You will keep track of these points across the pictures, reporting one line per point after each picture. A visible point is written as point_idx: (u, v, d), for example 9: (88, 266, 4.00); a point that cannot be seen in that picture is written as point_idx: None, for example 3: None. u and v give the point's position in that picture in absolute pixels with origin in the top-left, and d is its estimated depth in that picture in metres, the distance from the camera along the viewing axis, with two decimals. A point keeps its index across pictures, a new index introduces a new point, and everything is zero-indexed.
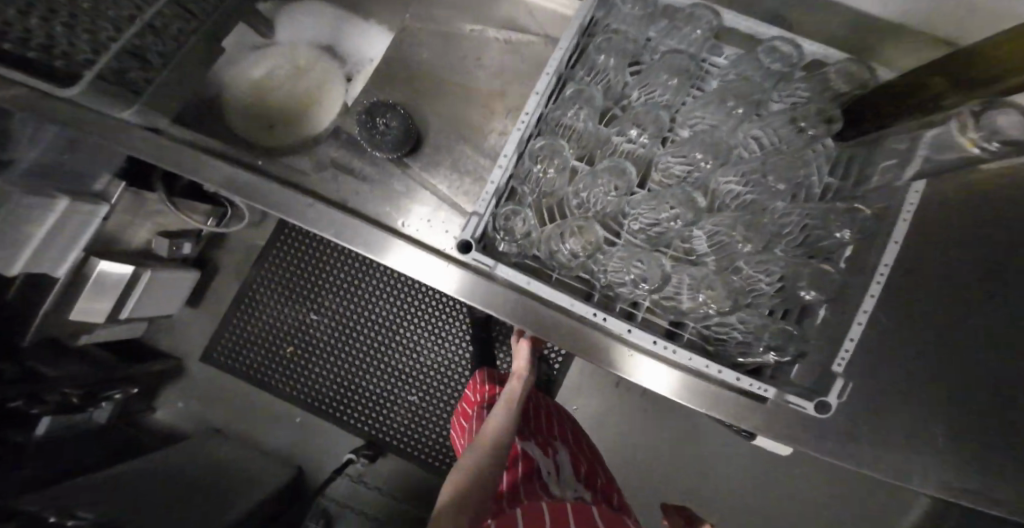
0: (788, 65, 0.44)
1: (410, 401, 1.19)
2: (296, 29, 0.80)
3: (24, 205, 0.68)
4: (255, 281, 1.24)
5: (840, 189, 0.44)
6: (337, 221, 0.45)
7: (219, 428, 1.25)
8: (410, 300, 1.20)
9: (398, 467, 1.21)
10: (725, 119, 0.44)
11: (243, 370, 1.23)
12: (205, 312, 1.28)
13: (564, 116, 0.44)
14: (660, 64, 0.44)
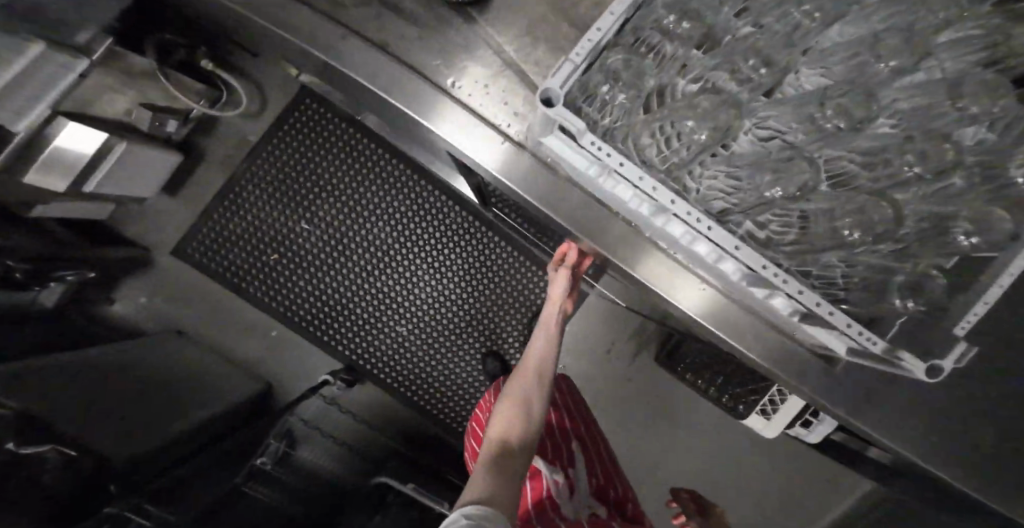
0: None
1: (397, 332, 1.15)
2: None
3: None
4: (245, 176, 1.12)
5: None
6: (391, 72, 0.41)
7: (186, 330, 1.16)
8: (413, 228, 1.13)
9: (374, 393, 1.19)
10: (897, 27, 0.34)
11: (217, 270, 1.13)
12: (182, 202, 1.15)
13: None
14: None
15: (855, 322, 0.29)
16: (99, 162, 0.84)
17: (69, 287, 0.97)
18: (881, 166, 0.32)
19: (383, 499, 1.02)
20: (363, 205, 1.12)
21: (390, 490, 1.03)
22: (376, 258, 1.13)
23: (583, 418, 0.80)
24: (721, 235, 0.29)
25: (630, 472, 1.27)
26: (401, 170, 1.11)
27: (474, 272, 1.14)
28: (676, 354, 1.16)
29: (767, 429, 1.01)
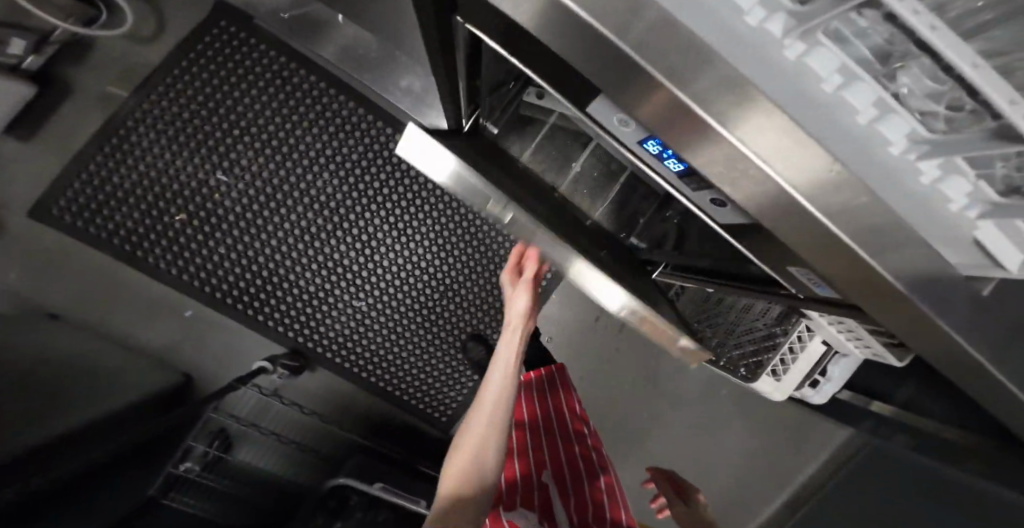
0: None
1: (354, 308, 0.96)
2: None
3: None
4: (135, 112, 0.85)
5: None
6: None
7: (60, 312, 0.90)
8: (370, 184, 0.93)
9: (326, 381, 1.00)
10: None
11: (106, 236, 0.87)
12: (47, 153, 0.85)
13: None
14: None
15: None
16: None
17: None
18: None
19: (340, 501, 0.84)
20: (303, 155, 0.90)
21: (352, 490, 0.84)
22: (320, 220, 0.92)
23: (572, 441, 0.72)
24: (951, 40, 0.16)
25: (609, 442, 1.20)
26: (352, 112, 0.91)
27: (445, 236, 0.98)
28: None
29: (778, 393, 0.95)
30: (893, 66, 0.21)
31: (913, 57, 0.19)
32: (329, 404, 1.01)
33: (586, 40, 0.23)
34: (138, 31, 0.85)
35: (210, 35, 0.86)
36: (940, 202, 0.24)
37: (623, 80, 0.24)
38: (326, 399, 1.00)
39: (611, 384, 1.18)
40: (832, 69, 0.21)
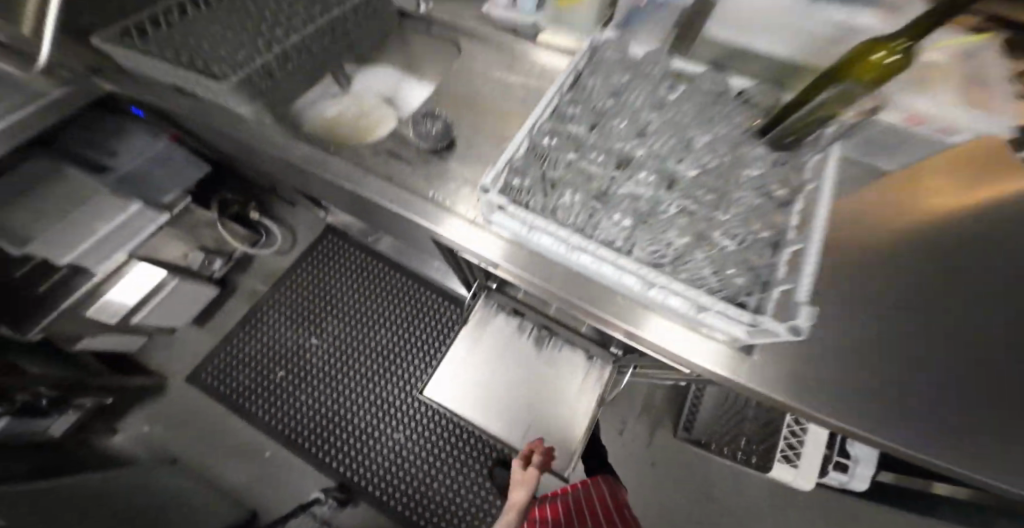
0: (775, 98, 0.55)
1: (396, 441, 1.12)
2: (367, 77, 0.93)
3: (111, 203, 0.86)
4: (268, 301, 1.28)
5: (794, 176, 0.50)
6: (397, 202, 0.61)
7: (179, 457, 1.16)
8: (414, 332, 1.23)
9: (369, 517, 1.08)
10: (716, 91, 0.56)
11: (230, 391, 1.19)
12: (207, 332, 1.28)
13: (586, 98, 0.58)
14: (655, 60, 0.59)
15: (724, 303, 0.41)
16: (152, 295, 1.08)
17: (76, 417, 1.04)
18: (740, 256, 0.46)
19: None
20: (368, 317, 1.25)
21: None
22: (375, 364, 1.20)
23: None
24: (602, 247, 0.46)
25: None
26: (402, 282, 1.29)
27: None
28: (695, 426, 1.14)
29: (803, 479, 0.99)
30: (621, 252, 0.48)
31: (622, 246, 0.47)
32: None
33: (507, 258, 0.57)
34: (279, 249, 1.38)
35: (320, 247, 1.36)
36: (681, 309, 0.46)
37: (525, 268, 0.55)
38: None
39: (658, 505, 1.14)
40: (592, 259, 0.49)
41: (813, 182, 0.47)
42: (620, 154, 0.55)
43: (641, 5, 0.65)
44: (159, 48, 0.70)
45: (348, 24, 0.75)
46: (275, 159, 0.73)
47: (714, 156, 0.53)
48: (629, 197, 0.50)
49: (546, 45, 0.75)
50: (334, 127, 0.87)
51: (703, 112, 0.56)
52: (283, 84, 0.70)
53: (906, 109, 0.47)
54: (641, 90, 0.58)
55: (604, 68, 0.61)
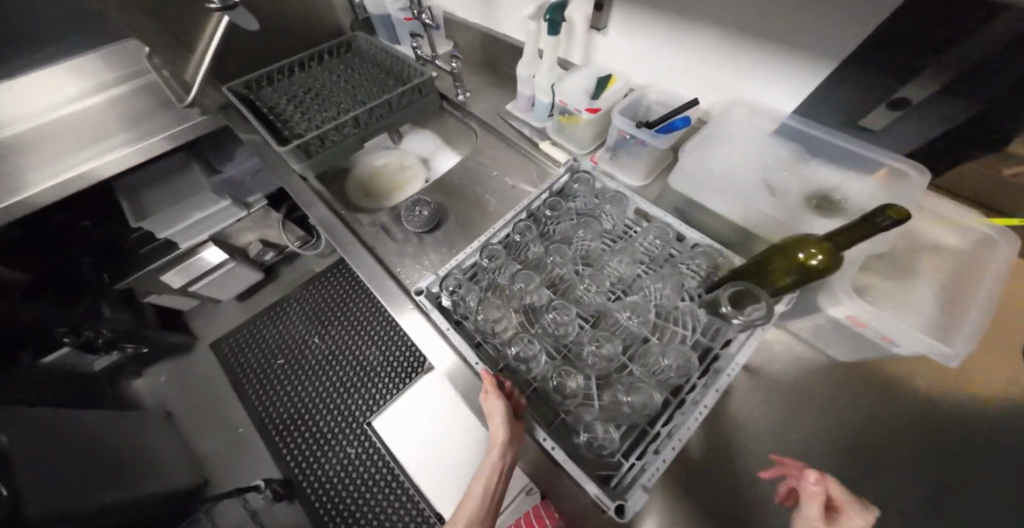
0: (716, 263, 0.57)
1: (349, 457, 1.15)
2: (413, 139, 1.11)
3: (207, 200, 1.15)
4: (295, 295, 1.45)
5: (702, 340, 0.54)
6: (370, 267, 0.71)
7: (173, 411, 1.28)
8: (398, 357, 1.28)
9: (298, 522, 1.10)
10: (659, 245, 0.61)
11: (236, 363, 1.33)
12: (242, 309, 1.48)
13: (545, 223, 0.69)
14: (622, 196, 0.65)
15: (567, 459, 0.45)
16: (212, 271, 1.29)
17: (115, 358, 1.26)
18: (619, 417, 0.50)
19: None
20: (366, 332, 1.34)
21: None
22: (355, 377, 1.26)
23: None
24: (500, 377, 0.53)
25: None
26: None
27: None
28: None
29: None
30: (525, 385, 0.56)
31: (523, 380, 0.55)
32: None
33: (439, 355, 0.61)
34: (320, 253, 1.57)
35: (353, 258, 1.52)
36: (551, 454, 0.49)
37: (453, 370, 0.60)
38: None
39: None
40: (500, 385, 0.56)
41: (723, 363, 0.49)
42: (561, 279, 0.64)
43: (626, 138, 0.73)
44: (265, 109, 0.94)
45: (399, 106, 0.91)
46: (308, 198, 0.86)
47: (635, 303, 0.56)
48: (548, 325, 0.57)
49: (541, 145, 0.84)
50: (371, 177, 1.04)
51: (645, 263, 0.62)
52: (334, 146, 0.87)
53: (846, 312, 0.50)
54: (594, 229, 0.66)
55: (574, 198, 0.70)
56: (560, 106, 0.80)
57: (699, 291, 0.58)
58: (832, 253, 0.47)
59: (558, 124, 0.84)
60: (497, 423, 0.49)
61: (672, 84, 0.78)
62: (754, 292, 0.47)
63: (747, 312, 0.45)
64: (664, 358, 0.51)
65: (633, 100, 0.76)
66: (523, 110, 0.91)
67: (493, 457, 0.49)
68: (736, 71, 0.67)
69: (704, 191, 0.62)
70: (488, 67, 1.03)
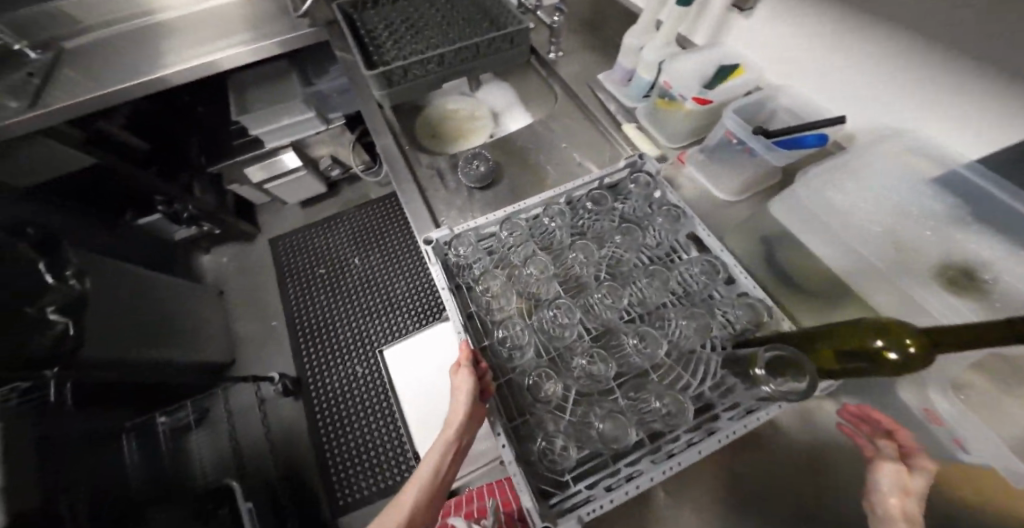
0: (757, 320, 0.48)
1: (352, 378, 1.22)
2: (491, 89, 1.06)
3: (294, 108, 1.17)
4: (349, 214, 1.51)
5: (703, 392, 0.47)
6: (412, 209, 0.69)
7: (226, 290, 1.42)
8: (424, 298, 1.31)
9: (298, 418, 1.19)
10: (703, 281, 0.52)
11: (286, 260, 1.44)
12: (301, 216, 1.58)
13: (583, 215, 0.62)
14: (679, 213, 0.57)
15: (513, 460, 0.42)
16: (285, 174, 1.38)
17: (193, 232, 1.39)
18: (583, 440, 0.45)
19: (213, 508, 0.89)
20: (401, 267, 1.37)
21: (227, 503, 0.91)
22: (382, 305, 1.31)
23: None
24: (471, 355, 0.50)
25: None
26: None
27: None
28: None
29: None
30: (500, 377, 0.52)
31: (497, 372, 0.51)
32: (284, 441, 1.16)
33: None
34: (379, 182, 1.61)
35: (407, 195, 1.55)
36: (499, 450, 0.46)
37: None
38: (288, 431, 1.18)
39: None
40: None
41: (718, 427, 0.43)
42: (576, 277, 0.59)
43: (731, 142, 0.64)
44: (362, 30, 0.93)
45: (487, 50, 0.86)
46: (376, 126, 0.86)
47: (647, 332, 0.49)
48: (545, 322, 0.52)
49: (624, 125, 0.75)
50: (441, 119, 1.02)
51: (674, 292, 0.54)
52: (414, 80, 0.84)
53: (926, 403, 0.43)
54: (631, 236, 0.58)
55: (625, 199, 0.63)
56: (662, 87, 0.70)
57: (726, 343, 0.50)
58: (926, 344, 0.38)
59: (652, 108, 0.75)
60: (458, 398, 0.47)
61: (812, 90, 0.64)
62: (798, 363, 0.38)
63: (778, 382, 0.37)
64: (657, 399, 0.45)
65: (756, 100, 0.64)
66: (617, 83, 0.81)
67: (447, 434, 0.47)
68: (918, 90, 0.51)
69: (809, 229, 0.54)
70: (588, 28, 0.94)
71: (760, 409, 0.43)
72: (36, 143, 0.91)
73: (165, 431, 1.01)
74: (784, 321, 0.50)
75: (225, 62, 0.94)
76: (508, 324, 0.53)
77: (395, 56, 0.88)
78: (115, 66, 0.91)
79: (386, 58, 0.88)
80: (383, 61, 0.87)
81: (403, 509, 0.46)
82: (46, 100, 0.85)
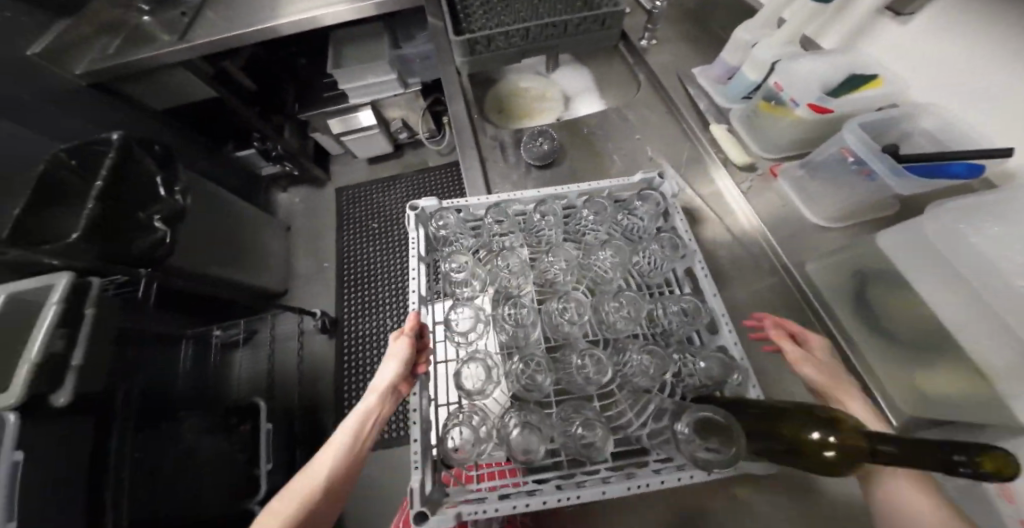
0: (713, 380, 0.46)
1: (368, 333, 1.28)
2: (568, 71, 1.00)
3: (382, 70, 1.21)
4: (409, 176, 1.56)
5: (635, 427, 0.47)
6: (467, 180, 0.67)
7: (291, 227, 1.53)
8: None
9: (324, 354, 1.27)
10: (680, 322, 0.51)
11: (345, 209, 1.53)
12: (366, 171, 1.65)
13: (580, 221, 0.62)
14: (680, 242, 0.56)
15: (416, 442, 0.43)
16: (361, 131, 1.45)
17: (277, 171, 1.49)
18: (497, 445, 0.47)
19: (236, 423, 1.01)
20: None
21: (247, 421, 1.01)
22: None
23: None
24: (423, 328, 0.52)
25: None
26: None
27: None
28: None
29: None
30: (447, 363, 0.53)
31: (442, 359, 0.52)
32: (309, 372, 1.24)
33: None
34: (441, 151, 1.64)
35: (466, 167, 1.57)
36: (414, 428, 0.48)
37: None
38: (312, 362, 1.26)
39: None
40: (443, 350, 0.57)
41: (631, 475, 0.41)
42: (550, 284, 0.60)
43: (846, 159, 0.55)
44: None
45: (576, 28, 0.80)
46: (451, 91, 0.85)
47: (598, 357, 0.49)
48: (505, 319, 0.54)
49: (711, 127, 0.68)
50: (511, 95, 0.99)
51: (642, 323, 0.54)
52: (496, 52, 0.82)
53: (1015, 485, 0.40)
54: (617, 253, 0.57)
55: (629, 215, 0.62)
56: (771, 88, 0.61)
57: (686, 388, 0.49)
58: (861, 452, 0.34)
59: (751, 111, 0.66)
60: (391, 365, 0.49)
61: (973, 114, 0.53)
62: (728, 429, 0.36)
63: (698, 444, 0.36)
64: (582, 426, 0.44)
65: (893, 116, 0.54)
66: (714, 80, 0.73)
67: (368, 399, 0.48)
68: None
69: (935, 272, 0.45)
70: (691, 18, 0.85)
71: (689, 469, 0.41)
72: (171, 73, 1.01)
73: (217, 343, 1.12)
74: (752, 389, 0.45)
75: (333, 17, 0.97)
76: (470, 310, 0.55)
77: (481, 25, 0.86)
78: (248, 9, 0.96)
79: (473, 26, 0.86)
80: (469, 29, 0.85)
81: (316, 475, 0.44)
82: (183, 36, 0.92)
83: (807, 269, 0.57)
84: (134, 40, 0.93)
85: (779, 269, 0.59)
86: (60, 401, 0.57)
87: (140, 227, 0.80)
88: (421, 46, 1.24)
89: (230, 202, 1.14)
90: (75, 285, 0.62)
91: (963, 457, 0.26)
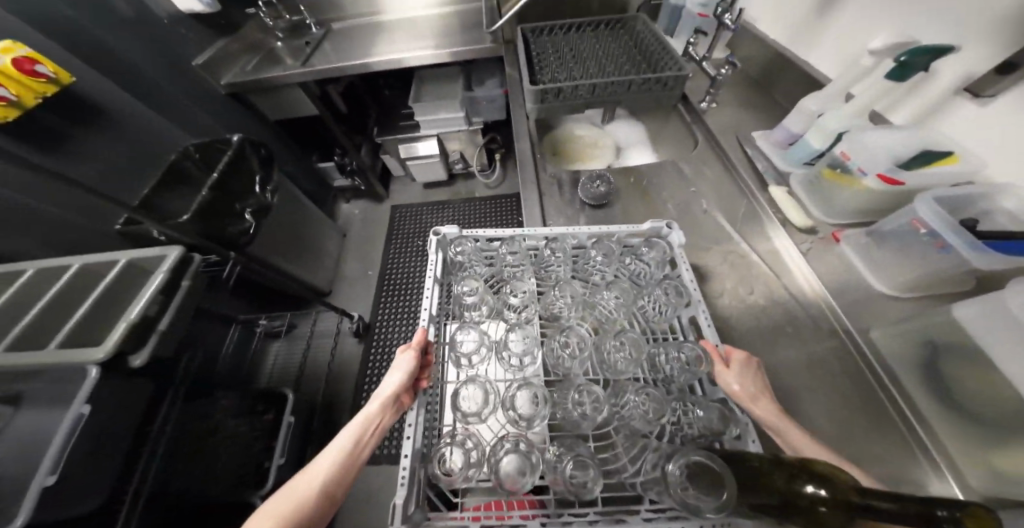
0: (713, 431, 0.44)
1: (393, 343, 1.31)
2: (622, 124, 1.05)
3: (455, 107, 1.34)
4: (458, 203, 1.66)
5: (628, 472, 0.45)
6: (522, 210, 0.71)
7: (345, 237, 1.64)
8: None
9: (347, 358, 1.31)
10: (681, 370, 0.50)
11: (394, 226, 1.63)
12: (419, 195, 1.77)
13: (588, 261, 0.64)
14: (684, 290, 0.57)
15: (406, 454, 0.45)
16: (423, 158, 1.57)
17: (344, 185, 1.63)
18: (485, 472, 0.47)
19: (261, 410, 1.03)
20: None
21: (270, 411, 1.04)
22: None
23: None
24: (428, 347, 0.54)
25: None
26: None
27: None
28: None
29: None
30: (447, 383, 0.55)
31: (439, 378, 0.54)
32: (333, 375, 1.27)
33: None
34: (490, 184, 1.74)
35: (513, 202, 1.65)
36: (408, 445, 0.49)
37: None
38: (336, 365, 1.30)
39: None
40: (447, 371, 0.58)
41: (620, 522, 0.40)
42: (554, 317, 0.61)
43: (918, 230, 0.54)
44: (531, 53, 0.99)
45: (641, 86, 0.86)
46: (517, 132, 0.92)
47: (596, 394, 0.49)
48: (509, 346, 0.56)
49: (768, 188, 0.70)
50: (568, 138, 1.05)
51: (642, 368, 0.53)
52: (563, 101, 0.88)
53: None
54: (623, 294, 0.58)
55: (636, 260, 0.64)
56: (836, 157, 0.63)
57: (687, 439, 0.47)
58: (854, 506, 0.34)
59: (814, 178, 0.67)
60: (396, 375, 0.51)
61: None
62: (721, 478, 0.36)
63: (693, 494, 0.36)
64: (570, 462, 0.44)
65: (969, 195, 0.54)
66: (774, 144, 0.75)
67: (369, 411, 0.49)
68: None
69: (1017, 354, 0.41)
70: (750, 90, 0.90)
71: (681, 521, 0.39)
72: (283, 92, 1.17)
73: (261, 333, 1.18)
74: (751, 443, 0.43)
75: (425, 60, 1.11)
76: (478, 336, 0.57)
77: (552, 77, 0.94)
78: (356, 48, 1.12)
79: (545, 77, 0.94)
80: (540, 78, 0.94)
81: (313, 485, 0.44)
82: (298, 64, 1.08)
83: (871, 337, 0.55)
84: (262, 63, 1.10)
85: (839, 333, 0.57)
86: (135, 362, 0.62)
87: (235, 217, 0.90)
88: (492, 91, 1.36)
89: (304, 206, 1.26)
90: (182, 257, 0.70)
91: (946, 512, 0.30)
